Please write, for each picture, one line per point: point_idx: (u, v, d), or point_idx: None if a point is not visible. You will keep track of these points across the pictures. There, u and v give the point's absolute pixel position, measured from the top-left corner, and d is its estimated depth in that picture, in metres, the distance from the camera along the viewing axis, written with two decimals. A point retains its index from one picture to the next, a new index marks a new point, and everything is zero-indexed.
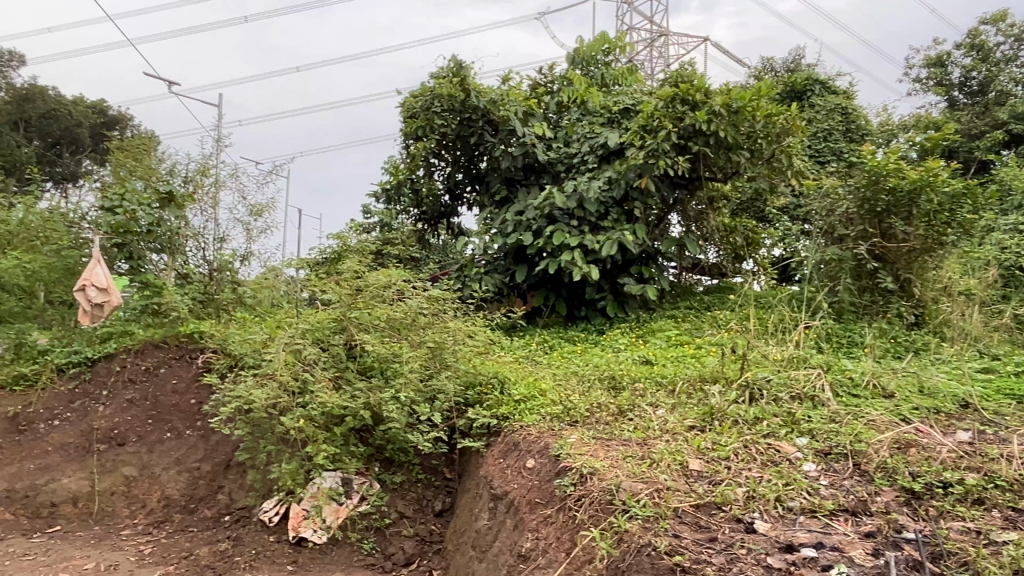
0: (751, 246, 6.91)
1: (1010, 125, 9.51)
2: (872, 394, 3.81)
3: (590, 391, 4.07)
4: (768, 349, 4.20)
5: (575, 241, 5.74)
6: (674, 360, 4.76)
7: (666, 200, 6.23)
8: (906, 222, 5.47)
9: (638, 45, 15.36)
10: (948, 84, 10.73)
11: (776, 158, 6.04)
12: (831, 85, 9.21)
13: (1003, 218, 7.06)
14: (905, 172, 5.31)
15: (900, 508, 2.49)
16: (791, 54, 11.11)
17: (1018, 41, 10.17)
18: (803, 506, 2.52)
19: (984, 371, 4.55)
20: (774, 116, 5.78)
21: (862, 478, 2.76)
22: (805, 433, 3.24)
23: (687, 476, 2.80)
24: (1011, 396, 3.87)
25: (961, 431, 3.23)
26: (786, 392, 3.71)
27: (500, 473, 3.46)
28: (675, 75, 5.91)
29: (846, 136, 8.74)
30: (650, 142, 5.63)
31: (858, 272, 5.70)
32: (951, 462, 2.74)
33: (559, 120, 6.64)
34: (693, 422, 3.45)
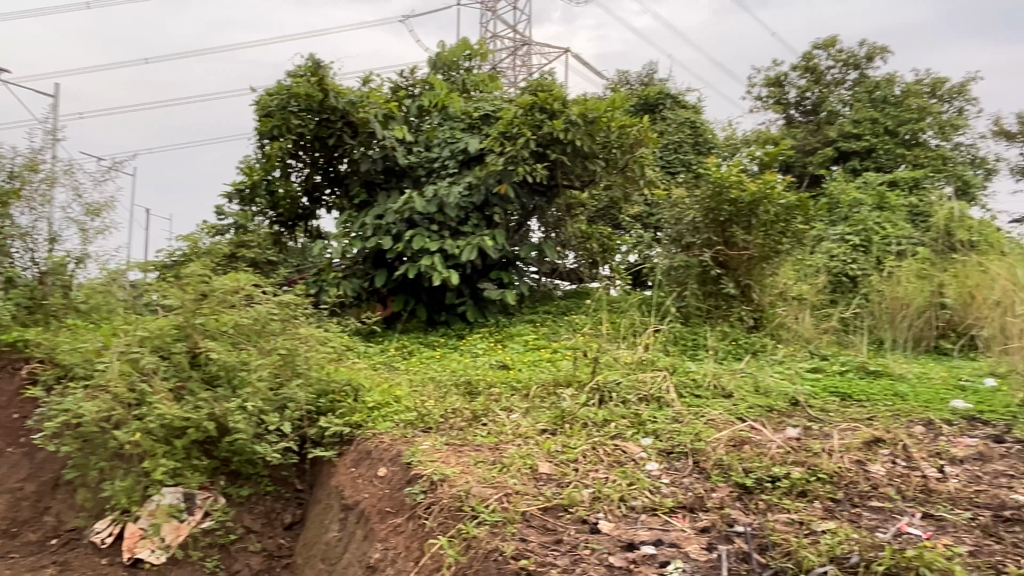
0: (608, 251, 7.01)
1: (839, 142, 10.30)
2: (713, 394, 4.01)
3: (445, 397, 4.06)
4: (618, 352, 4.35)
5: (435, 247, 5.72)
6: (531, 365, 4.81)
7: (525, 206, 6.30)
8: (746, 231, 5.82)
9: (501, 53, 15.63)
10: (785, 103, 11.49)
11: (629, 168, 6.32)
12: (681, 100, 9.66)
13: (832, 229, 7.63)
14: (746, 184, 5.63)
15: (734, 503, 2.62)
16: (645, 68, 11.57)
17: (846, 66, 11.03)
18: (644, 505, 2.61)
19: (813, 371, 4.89)
20: (627, 128, 6.06)
21: (700, 475, 2.90)
22: (650, 433, 3.36)
23: (536, 480, 2.84)
24: (835, 395, 4.18)
25: (790, 427, 3.45)
26: (634, 394, 3.85)
27: (351, 482, 3.38)
28: (535, 83, 6.01)
29: (695, 148, 9.19)
30: (509, 149, 5.71)
31: (704, 279, 6.00)
32: (779, 457, 2.92)
33: (420, 124, 6.54)
34: (546, 425, 3.50)
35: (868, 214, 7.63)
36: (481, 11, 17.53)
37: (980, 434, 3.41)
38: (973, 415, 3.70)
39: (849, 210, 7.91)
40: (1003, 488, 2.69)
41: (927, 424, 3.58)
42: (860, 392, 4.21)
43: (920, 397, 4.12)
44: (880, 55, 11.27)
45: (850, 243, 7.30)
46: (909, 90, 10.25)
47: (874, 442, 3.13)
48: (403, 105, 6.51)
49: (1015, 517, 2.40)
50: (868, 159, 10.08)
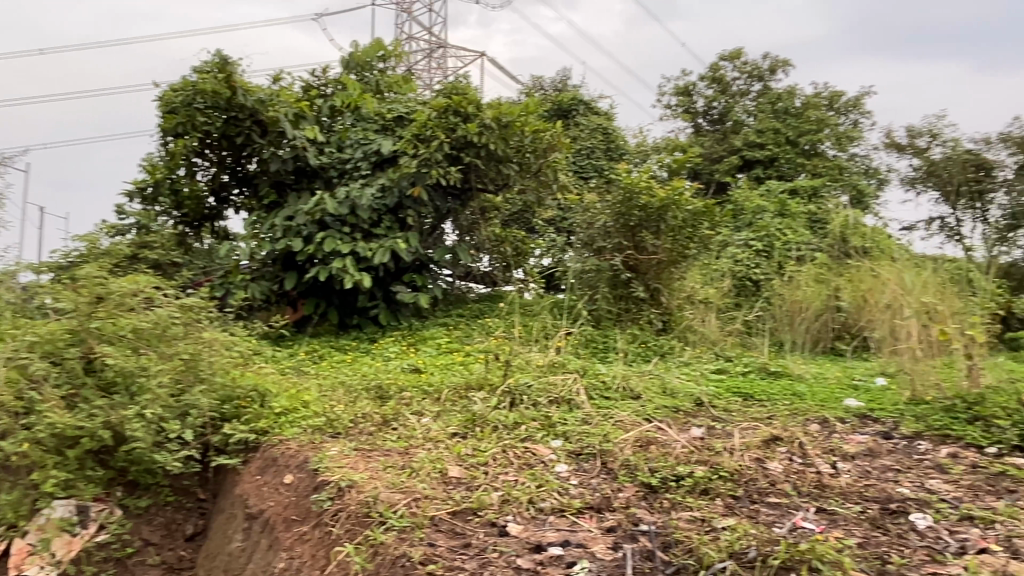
0: (521, 255, 7.15)
1: (744, 151, 10.64)
2: (622, 396, 4.08)
3: (355, 401, 4.00)
4: (530, 355, 4.39)
5: (346, 249, 5.64)
6: (443, 368, 4.79)
7: (439, 209, 6.27)
8: (655, 236, 5.96)
9: (415, 54, 15.54)
10: (693, 111, 11.83)
11: (542, 173, 6.41)
12: (593, 106, 9.82)
13: (736, 235, 7.89)
14: (655, 190, 5.76)
15: (639, 502, 2.67)
16: (559, 74, 11.69)
17: (750, 77, 11.43)
18: (552, 506, 2.63)
19: (718, 372, 5.04)
20: (541, 133, 6.12)
21: (607, 475, 2.94)
22: (559, 436, 3.40)
23: (446, 484, 2.82)
24: (739, 395, 4.33)
25: (695, 427, 3.55)
26: (545, 396, 3.88)
27: (255, 491, 3.29)
28: (449, 87, 5.99)
29: (607, 154, 9.36)
30: (423, 152, 5.68)
31: (615, 282, 6.07)
32: (683, 457, 2.99)
33: (332, 124, 6.41)
34: (456, 428, 3.49)
35: (770, 220, 7.93)
36: (396, 11, 17.38)
37: (870, 431, 3.58)
38: (865, 413, 3.88)
39: (753, 216, 8.18)
40: (891, 482, 2.84)
41: (822, 422, 3.74)
42: (761, 392, 4.36)
43: (816, 397, 4.30)
44: (781, 68, 11.74)
45: (753, 249, 7.56)
46: (809, 102, 10.70)
47: (772, 441, 3.26)
48: (314, 104, 6.37)
49: (900, 509, 2.53)
50: (771, 168, 10.48)
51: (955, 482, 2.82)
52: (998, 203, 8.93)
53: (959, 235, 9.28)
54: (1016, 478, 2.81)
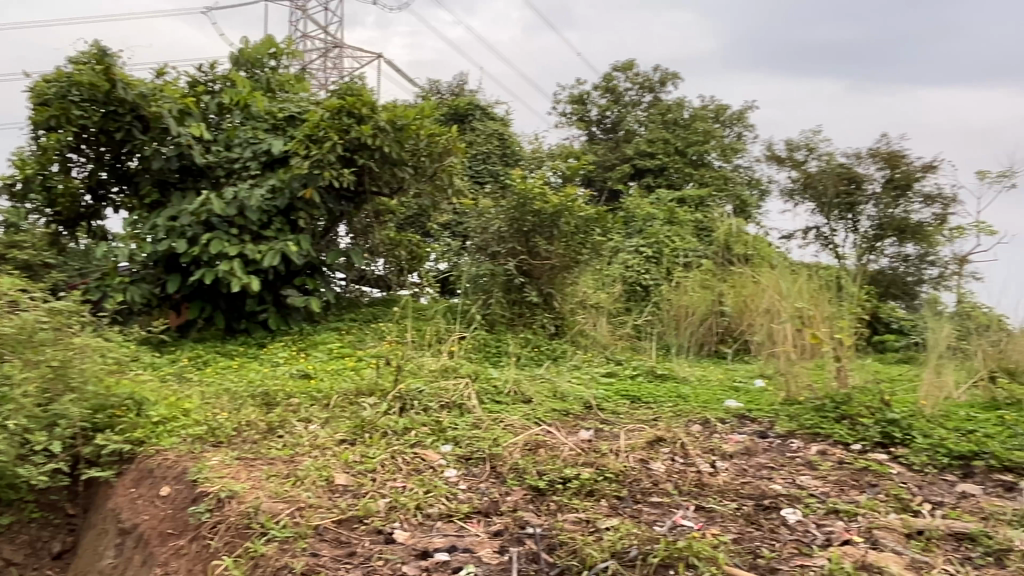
0: (417, 260, 7.08)
1: (635, 160, 10.94)
2: (513, 400, 4.11)
3: (240, 408, 3.87)
4: (422, 360, 4.40)
5: (234, 251, 5.45)
6: (334, 374, 4.70)
7: (332, 211, 6.14)
8: (548, 242, 6.05)
9: (310, 53, 15.22)
10: (588, 120, 12.07)
11: (438, 177, 6.41)
12: (489, 111, 9.87)
13: (627, 241, 8.08)
14: (548, 197, 5.85)
15: (527, 505, 2.69)
16: (456, 78, 11.69)
17: (642, 88, 11.75)
18: (440, 512, 2.62)
19: (607, 375, 5.15)
20: (436, 137, 6.12)
21: (496, 479, 2.95)
22: (449, 441, 3.40)
23: (332, 492, 2.77)
24: (627, 397, 4.44)
25: (583, 430, 3.62)
26: (436, 401, 3.87)
27: (129, 504, 3.13)
28: (343, 87, 5.87)
29: (503, 159, 9.42)
30: (315, 152, 5.55)
31: (508, 287, 6.14)
32: (571, 459, 3.04)
33: (220, 122, 6.18)
34: (344, 435, 3.43)
35: (660, 227, 8.18)
36: (290, 9, 16.98)
37: (748, 430, 3.74)
38: (744, 413, 4.06)
39: (643, 223, 8.41)
40: (765, 479, 2.97)
41: (704, 423, 3.88)
42: (648, 394, 4.50)
43: (699, 398, 4.46)
44: (671, 81, 12.13)
45: (644, 255, 7.79)
46: (696, 114, 11.10)
47: (656, 442, 3.35)
48: (201, 101, 6.10)
49: (773, 506, 2.65)
50: (660, 177, 10.80)
51: (823, 477, 2.98)
52: (868, 214, 9.51)
53: (833, 244, 9.83)
54: (877, 473, 3.00)
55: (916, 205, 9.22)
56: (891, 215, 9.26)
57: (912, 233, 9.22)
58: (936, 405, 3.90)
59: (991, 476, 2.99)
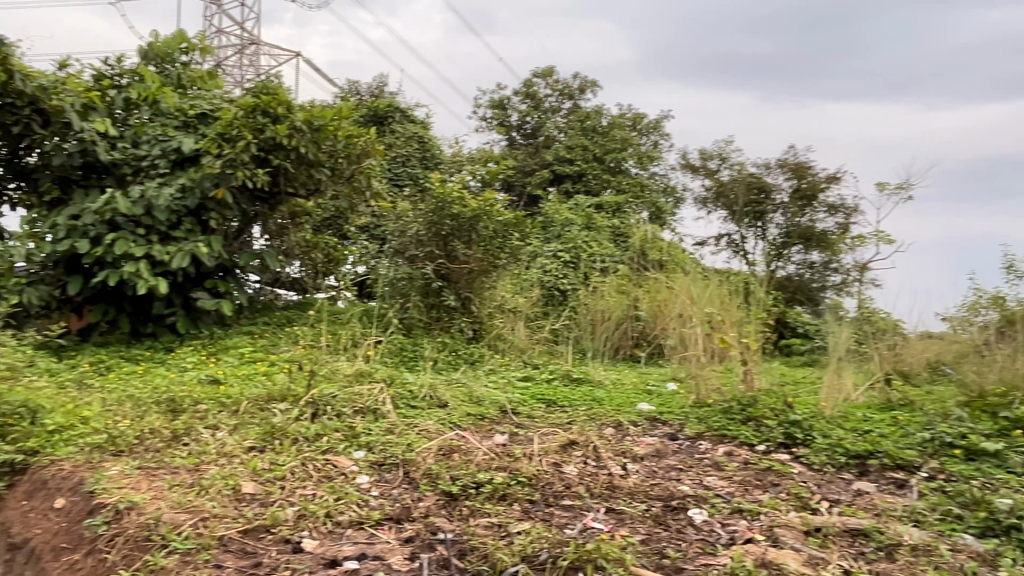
0: (334, 262, 7.00)
1: (555, 165, 11.05)
2: (429, 405, 4.09)
3: (144, 415, 3.73)
4: (336, 365, 4.35)
5: (141, 252, 5.24)
6: (245, 379, 4.58)
7: (246, 212, 5.98)
8: (467, 246, 6.04)
9: (226, 50, 14.83)
10: (508, 125, 12.13)
11: (356, 179, 6.34)
12: (409, 113, 9.81)
13: (546, 246, 8.16)
14: (467, 201, 5.84)
15: (439, 511, 2.68)
16: (375, 80, 11.58)
17: (561, 95, 11.89)
18: (351, 519, 2.58)
19: (524, 379, 5.18)
20: (354, 138, 6.04)
21: (409, 485, 2.93)
22: (363, 446, 3.36)
23: (238, 501, 2.70)
24: (542, 400, 4.48)
25: (498, 434, 3.64)
26: (350, 406, 3.82)
27: (21, 517, 2.96)
28: (259, 85, 5.71)
29: (422, 162, 9.39)
30: (228, 152, 5.37)
31: (425, 291, 6.11)
32: (485, 464, 3.05)
33: (127, 117, 5.95)
34: (253, 442, 3.34)
35: (577, 233, 8.30)
36: (204, 4, 16.53)
37: (659, 433, 3.82)
38: (655, 416, 4.15)
39: (562, 228, 8.51)
40: (674, 480, 3.04)
41: (617, 426, 3.94)
42: (563, 398, 4.55)
43: (613, 401, 4.54)
44: (590, 89, 12.31)
45: (562, 260, 7.88)
46: (614, 122, 11.31)
47: (569, 445, 3.39)
48: (107, 95, 5.84)
49: (680, 506, 2.71)
50: (579, 183, 10.96)
51: (729, 478, 3.07)
52: (776, 223, 9.85)
53: (743, 251, 10.15)
54: (779, 472, 3.11)
55: (821, 215, 9.61)
56: (798, 224, 9.62)
57: (817, 241, 9.59)
58: (836, 405, 4.09)
59: (885, 474, 3.14)
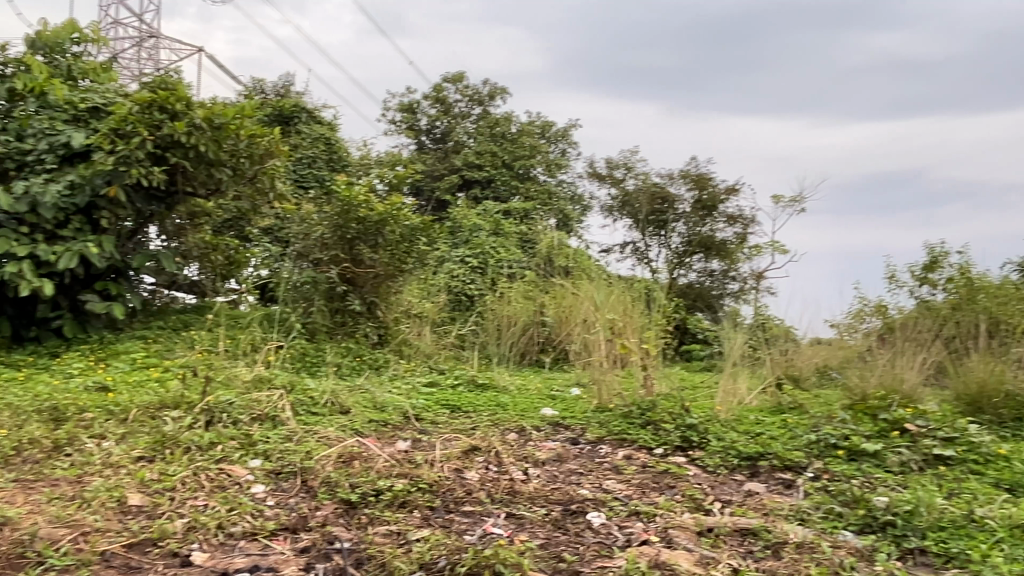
0: (234, 266, 6.74)
1: (464, 171, 11.04)
2: (330, 411, 4.02)
3: (22, 425, 3.51)
4: (235, 370, 4.22)
5: (23, 251, 4.94)
6: (135, 386, 4.37)
7: (141, 212, 5.74)
8: (372, 250, 5.97)
9: (123, 43, 14.21)
10: (417, 129, 12.06)
11: (258, 179, 6.17)
12: (316, 114, 9.62)
13: (453, 251, 8.15)
14: (373, 205, 5.75)
15: (337, 519, 2.63)
16: (281, 79, 11.31)
17: (471, 101, 11.90)
18: (244, 530, 2.51)
19: (429, 385, 5.14)
20: (256, 138, 5.87)
21: (306, 494, 2.86)
22: (259, 454, 3.27)
23: (123, 514, 2.58)
24: (447, 406, 4.46)
25: (401, 440, 3.61)
26: (247, 414, 3.71)
27: None
28: (156, 79, 5.47)
29: (329, 164, 9.25)
30: (121, 148, 5.14)
31: (330, 295, 5.98)
32: (385, 470, 3.01)
33: (10, 109, 5.61)
34: (142, 452, 3.19)
35: (486, 238, 8.32)
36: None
37: (561, 437, 3.87)
38: (558, 421, 4.20)
39: (470, 234, 8.51)
40: (574, 484, 3.08)
41: (519, 431, 3.97)
42: (467, 403, 4.54)
43: (517, 407, 4.56)
44: (500, 95, 12.38)
45: (469, 265, 7.89)
46: (523, 130, 11.41)
47: (471, 451, 3.39)
48: None
49: (579, 510, 2.75)
50: (488, 189, 11.00)
51: (627, 481, 3.13)
52: (678, 231, 10.12)
53: (647, 259, 10.39)
54: (675, 475, 3.19)
55: (720, 225, 9.95)
56: (699, 233, 9.92)
57: (717, 250, 9.93)
58: (730, 409, 4.23)
59: (773, 474, 3.27)
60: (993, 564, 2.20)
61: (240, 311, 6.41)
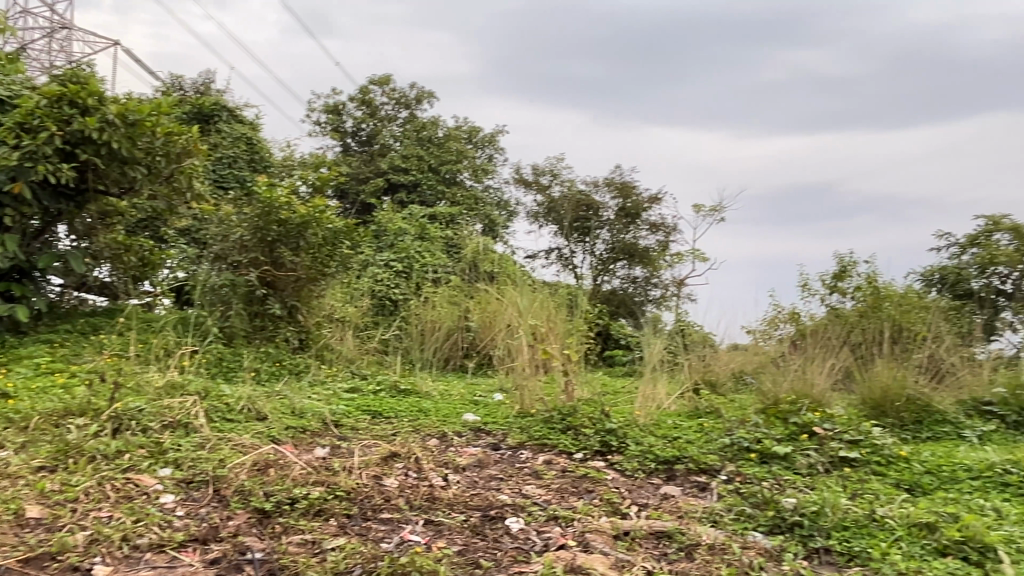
0: (149, 267, 6.54)
1: (389, 174, 10.94)
2: (246, 418, 3.92)
3: None
4: (146, 376, 4.08)
5: None
6: (38, 393, 4.17)
7: (48, 210, 5.48)
8: (294, 253, 5.84)
9: (32, 33, 13.57)
10: (342, 131, 11.89)
11: (175, 179, 5.98)
12: (237, 113, 9.37)
13: (378, 255, 8.06)
14: (295, 207, 5.65)
15: (250, 529, 2.56)
16: (202, 76, 11.00)
17: (398, 104, 11.82)
18: (150, 542, 2.42)
19: (350, 391, 5.06)
20: (173, 136, 5.69)
21: (218, 503, 2.78)
22: (169, 463, 3.16)
23: (20, 527, 2.45)
24: (368, 412, 4.41)
25: (319, 447, 3.55)
26: (157, 421, 3.57)
27: None
28: (67, 73, 5.24)
29: (250, 165, 9.05)
30: (27, 143, 4.90)
31: (249, 298, 5.82)
32: (302, 478, 2.95)
33: None
34: (43, 461, 3.04)
35: (411, 242, 8.27)
36: None
37: (482, 443, 3.87)
38: (480, 426, 4.19)
39: (394, 238, 8.43)
40: (493, 490, 3.08)
41: (441, 437, 3.95)
42: (388, 409, 4.49)
43: (439, 412, 4.54)
44: (427, 99, 12.34)
45: (394, 269, 7.82)
46: (450, 134, 11.40)
47: (391, 457, 3.35)
48: None
49: (498, 516, 2.75)
50: (414, 193, 10.91)
51: (546, 486, 3.15)
52: (603, 238, 10.26)
53: (571, 265, 10.50)
54: (594, 479, 3.23)
55: (643, 233, 10.12)
56: (622, 240, 10.09)
57: (639, 257, 10.11)
58: (649, 414, 4.29)
59: (689, 477, 3.34)
60: (892, 561, 2.30)
61: (155, 314, 6.22)
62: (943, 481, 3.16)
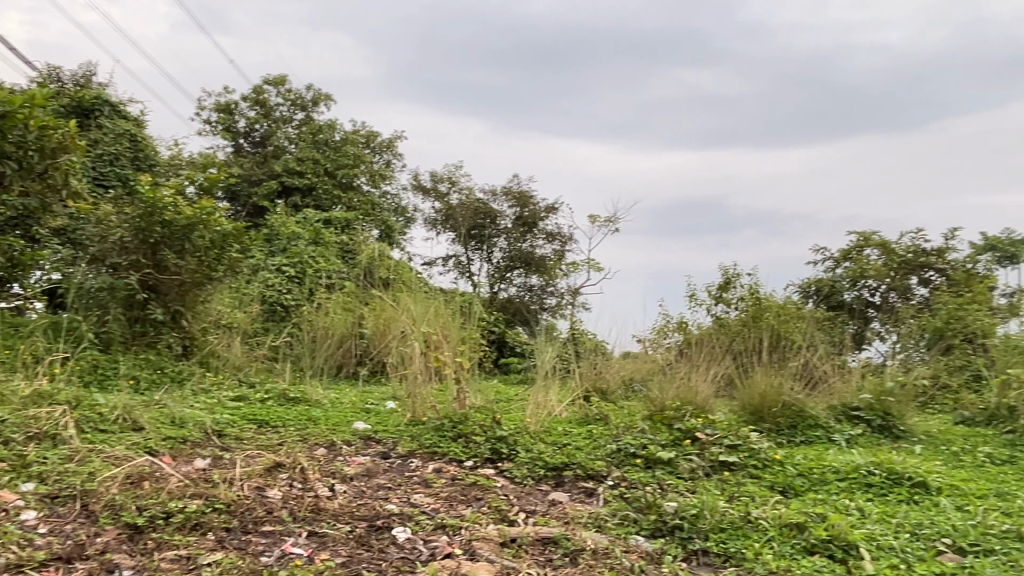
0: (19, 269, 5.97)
1: (283, 177, 10.66)
2: (121, 429, 3.72)
3: None
4: (11, 385, 3.82)
5: None
6: None
7: None
8: (178, 256, 5.59)
9: None
10: (234, 131, 11.52)
11: (49, 175, 5.63)
12: (120, 109, 8.93)
13: (269, 259, 7.84)
14: (181, 207, 5.44)
15: (119, 546, 2.43)
16: (82, 68, 10.44)
17: (293, 106, 11.55)
18: (7, 561, 2.23)
19: (235, 399, 4.90)
20: (48, 130, 5.37)
21: (86, 520, 2.63)
22: (32, 477, 2.96)
23: None
24: (253, 421, 4.28)
25: (200, 458, 3.42)
26: (21, 432, 3.35)
27: None
28: None
29: (133, 162, 8.63)
30: None
31: (129, 303, 5.54)
32: (178, 491, 2.82)
33: None
34: None
35: (304, 247, 8.08)
36: None
37: (372, 451, 3.81)
38: (370, 435, 4.13)
39: (287, 242, 8.21)
40: (381, 499, 3.03)
41: (329, 445, 3.87)
42: (276, 418, 4.36)
43: (328, 421, 4.44)
44: (325, 103, 12.11)
45: (285, 274, 7.63)
46: (347, 138, 11.22)
47: (275, 467, 3.25)
48: None
49: (384, 525, 2.71)
50: (308, 197, 10.64)
51: (435, 494, 3.13)
52: (500, 247, 10.33)
53: (468, 272, 10.50)
54: (483, 487, 3.24)
55: (539, 242, 10.28)
56: (519, 248, 10.19)
57: (535, 266, 10.22)
58: (540, 422, 4.33)
59: (577, 483, 3.38)
60: (764, 561, 2.40)
61: (26, 319, 5.92)
62: (813, 483, 3.33)
